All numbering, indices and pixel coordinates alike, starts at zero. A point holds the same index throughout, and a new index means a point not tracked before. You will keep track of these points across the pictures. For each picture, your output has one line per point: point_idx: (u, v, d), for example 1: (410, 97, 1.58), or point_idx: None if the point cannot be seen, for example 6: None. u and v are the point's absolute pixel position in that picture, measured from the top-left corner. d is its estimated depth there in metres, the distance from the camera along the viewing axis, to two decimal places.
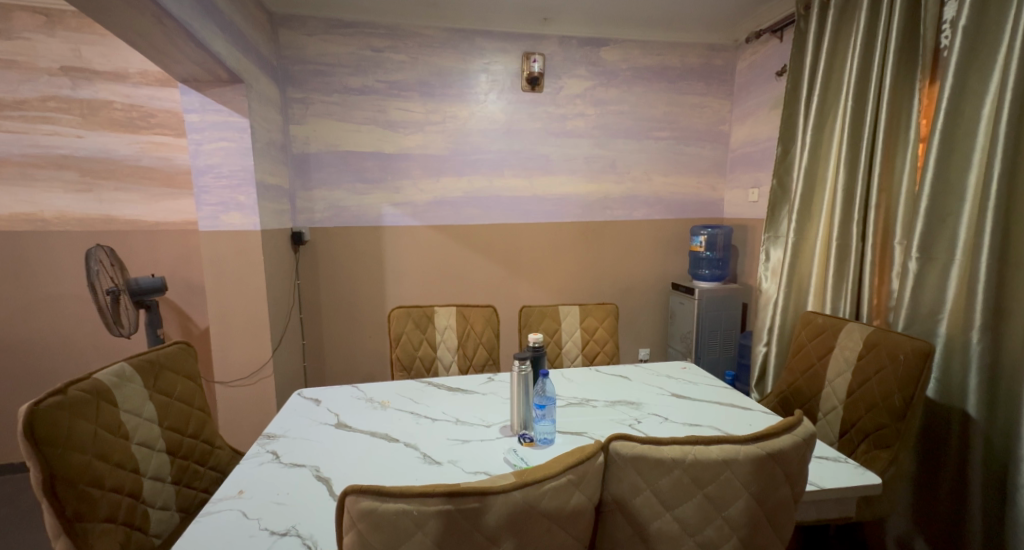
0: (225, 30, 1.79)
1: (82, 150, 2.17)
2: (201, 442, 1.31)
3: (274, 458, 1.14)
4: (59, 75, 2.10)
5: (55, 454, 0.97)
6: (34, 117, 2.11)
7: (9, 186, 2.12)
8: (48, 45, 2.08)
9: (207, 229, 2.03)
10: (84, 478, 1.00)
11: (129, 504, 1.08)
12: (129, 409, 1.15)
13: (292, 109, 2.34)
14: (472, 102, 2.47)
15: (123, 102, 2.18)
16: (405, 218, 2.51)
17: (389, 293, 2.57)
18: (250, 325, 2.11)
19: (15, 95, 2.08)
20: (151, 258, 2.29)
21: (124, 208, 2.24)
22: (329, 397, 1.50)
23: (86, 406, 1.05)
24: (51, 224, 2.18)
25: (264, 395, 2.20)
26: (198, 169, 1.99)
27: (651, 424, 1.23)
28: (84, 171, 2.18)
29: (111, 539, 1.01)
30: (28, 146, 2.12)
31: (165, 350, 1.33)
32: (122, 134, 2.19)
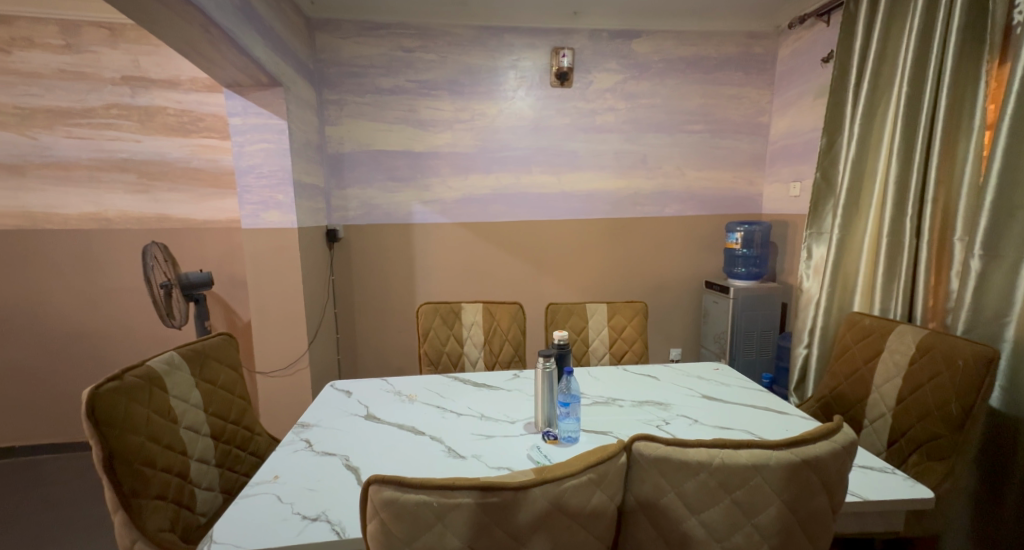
0: (266, 36, 1.86)
1: (140, 154, 2.30)
2: (243, 428, 1.37)
3: (308, 445, 1.17)
4: (121, 84, 2.24)
5: (113, 434, 1.02)
6: (99, 124, 2.25)
7: (78, 188, 2.27)
8: (112, 56, 2.21)
9: (249, 227, 2.11)
10: (138, 458, 1.05)
11: (178, 484, 1.13)
12: (178, 395, 1.21)
13: (327, 111, 2.40)
14: (501, 100, 2.47)
15: (175, 108, 2.29)
16: (434, 216, 2.54)
17: (418, 289, 2.60)
18: (287, 319, 2.19)
19: (82, 104, 2.23)
20: (198, 255, 2.41)
21: (176, 207, 2.36)
22: (360, 389, 1.53)
23: (140, 391, 1.11)
24: (114, 223, 2.32)
25: (300, 386, 2.27)
26: (241, 169, 2.06)
27: (679, 426, 1.19)
28: (141, 174, 2.31)
29: (162, 517, 1.07)
30: (93, 150, 2.26)
31: (210, 341, 1.39)
32: (174, 138, 2.31)
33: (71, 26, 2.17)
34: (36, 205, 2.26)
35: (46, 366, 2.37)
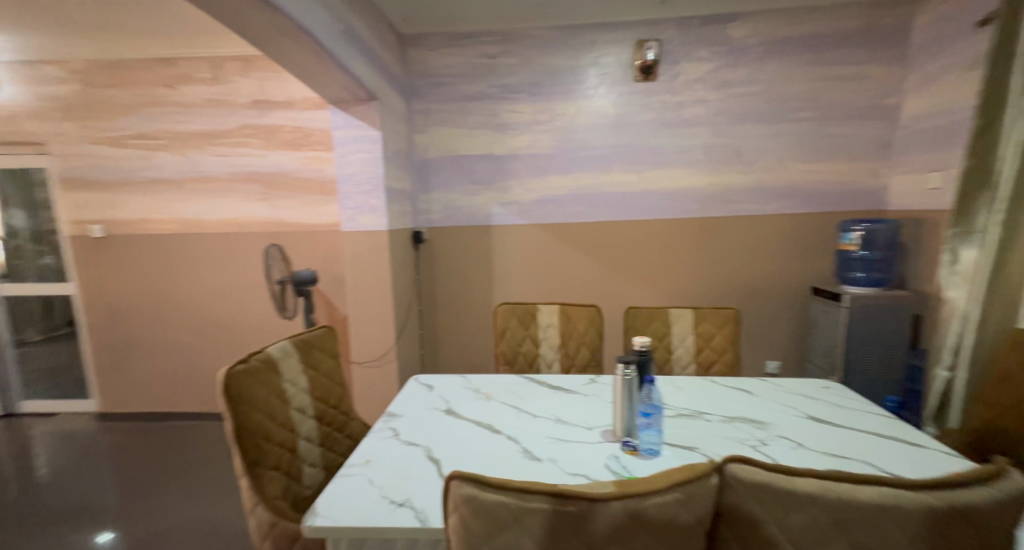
0: (365, 54, 2.00)
1: (265, 167, 2.66)
2: (341, 414, 1.47)
3: (393, 434, 1.22)
4: (250, 107, 2.60)
5: (242, 408, 1.15)
6: (235, 142, 2.65)
7: (216, 196, 2.71)
8: (246, 85, 2.60)
9: (348, 229, 2.27)
10: (259, 432, 1.17)
11: (290, 459, 1.24)
12: (291, 379, 1.32)
13: (415, 119, 2.52)
14: (580, 99, 2.42)
15: (291, 125, 2.61)
16: (512, 217, 2.55)
17: (496, 289, 2.63)
18: (378, 316, 2.34)
19: (222, 127, 2.64)
20: (307, 255, 2.69)
21: (289, 212, 2.68)
22: (441, 384, 1.57)
23: (261, 373, 1.23)
24: (244, 226, 2.74)
25: (388, 379, 2.41)
26: (341, 178, 2.23)
27: (781, 448, 1.07)
28: (264, 185, 2.67)
29: (275, 486, 1.18)
30: (229, 165, 2.67)
31: (315, 332, 1.51)
32: (290, 152, 2.63)
33: (219, 62, 2.59)
34: (188, 213, 2.75)
35: (194, 347, 2.91)
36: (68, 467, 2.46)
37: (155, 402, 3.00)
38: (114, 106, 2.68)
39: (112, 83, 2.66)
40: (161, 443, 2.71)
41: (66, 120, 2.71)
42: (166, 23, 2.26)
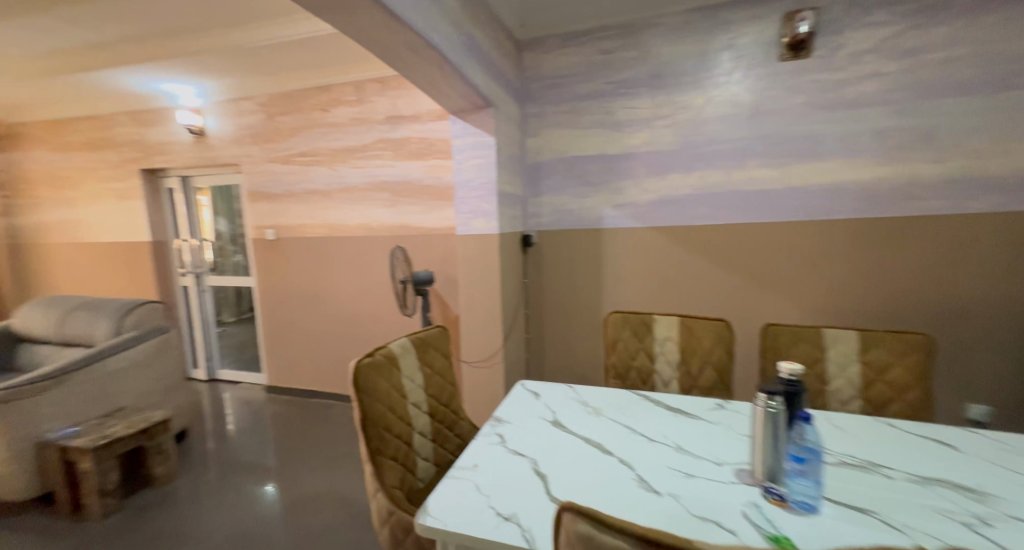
0: (481, 62, 2.07)
1: (395, 174, 3.29)
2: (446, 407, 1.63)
3: (500, 442, 1.18)
4: (384, 124, 3.28)
5: (371, 402, 1.32)
6: (371, 155, 3.34)
7: (360, 202, 3.42)
8: (381, 103, 3.27)
9: (462, 234, 2.34)
10: (382, 422, 1.34)
11: (405, 449, 1.41)
12: (408, 375, 1.50)
13: (528, 124, 2.51)
14: (709, 87, 2.20)
15: (417, 137, 3.20)
16: (627, 220, 2.41)
17: (606, 296, 2.50)
18: (486, 318, 2.38)
19: (362, 142, 3.35)
20: (428, 255, 3.26)
21: (415, 217, 3.26)
22: (548, 393, 1.50)
23: (385, 367, 1.41)
24: (376, 229, 3.43)
25: (494, 381, 2.42)
26: (458, 183, 2.31)
27: (998, 534, 0.82)
28: (392, 193, 3.32)
29: (393, 474, 1.34)
30: (368, 175, 3.37)
31: (429, 332, 1.69)
32: (416, 161, 3.22)
33: (359, 85, 3.31)
34: (337, 220, 3.53)
35: (336, 326, 3.69)
36: (250, 427, 3.36)
37: (304, 375, 3.87)
38: (286, 129, 3.55)
39: (286, 112, 3.54)
40: (306, 416, 3.53)
41: (256, 144, 3.67)
42: (322, 48, 2.92)
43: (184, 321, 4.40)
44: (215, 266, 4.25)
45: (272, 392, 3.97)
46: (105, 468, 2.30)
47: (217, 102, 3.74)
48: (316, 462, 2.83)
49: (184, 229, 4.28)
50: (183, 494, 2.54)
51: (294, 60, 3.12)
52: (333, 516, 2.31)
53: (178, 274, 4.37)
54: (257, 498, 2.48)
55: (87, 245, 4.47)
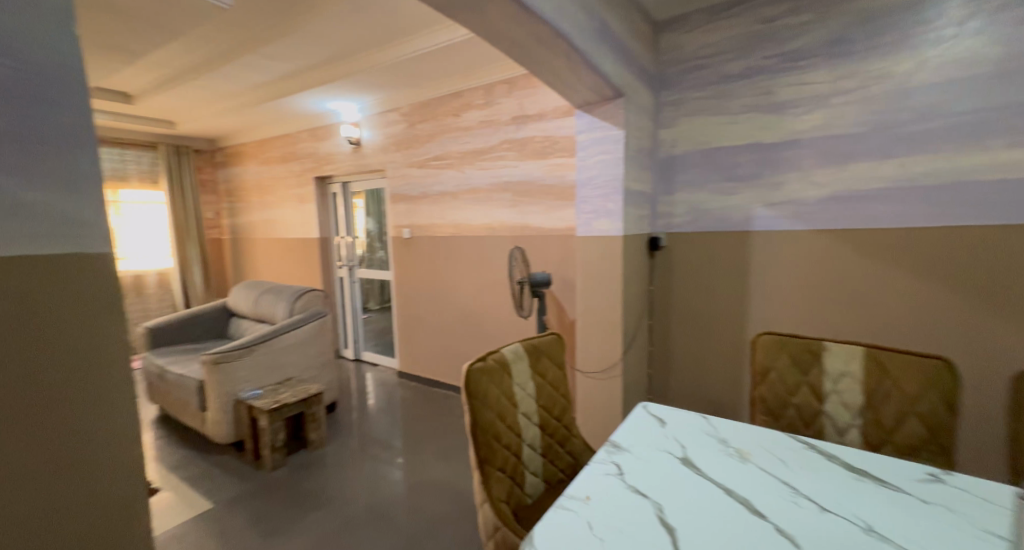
0: (615, 49, 2.00)
1: (517, 174, 3.25)
2: (554, 419, 1.75)
3: (618, 475, 1.18)
4: (510, 124, 3.24)
5: (483, 410, 1.49)
6: (496, 157, 3.35)
7: (481, 204, 3.48)
8: (508, 103, 3.24)
9: (583, 234, 2.35)
10: (491, 431, 1.50)
11: (512, 460, 1.57)
12: (518, 384, 1.64)
13: (663, 113, 2.36)
14: (923, 46, 1.78)
15: (541, 136, 3.10)
16: (784, 220, 2.11)
17: (753, 309, 2.24)
18: (604, 325, 2.35)
19: (488, 144, 3.38)
20: (548, 258, 3.18)
21: (535, 218, 3.21)
22: (673, 424, 1.48)
23: (497, 376, 1.57)
24: (496, 230, 3.44)
25: (610, 394, 2.40)
26: (581, 182, 2.33)
27: None
28: (514, 193, 3.29)
29: (500, 487, 1.49)
30: (492, 176, 3.39)
31: (543, 339, 1.81)
32: (538, 160, 3.14)
33: (490, 88, 3.33)
34: (460, 219, 3.64)
35: (455, 322, 3.82)
36: (385, 406, 3.77)
37: (426, 362, 4.12)
38: (424, 136, 3.76)
39: (424, 120, 3.75)
40: (427, 404, 3.78)
41: (398, 151, 3.98)
42: (458, 54, 3.02)
43: (338, 303, 5.04)
44: (365, 260, 4.72)
45: (401, 377, 4.36)
46: (277, 428, 2.93)
47: (372, 115, 4.13)
48: (438, 451, 3.07)
49: (342, 227, 4.87)
50: (329, 459, 3.03)
51: (434, 70, 3.30)
52: (444, 507, 2.51)
53: (336, 268, 4.98)
54: (383, 474, 2.83)
55: (276, 240, 5.36)
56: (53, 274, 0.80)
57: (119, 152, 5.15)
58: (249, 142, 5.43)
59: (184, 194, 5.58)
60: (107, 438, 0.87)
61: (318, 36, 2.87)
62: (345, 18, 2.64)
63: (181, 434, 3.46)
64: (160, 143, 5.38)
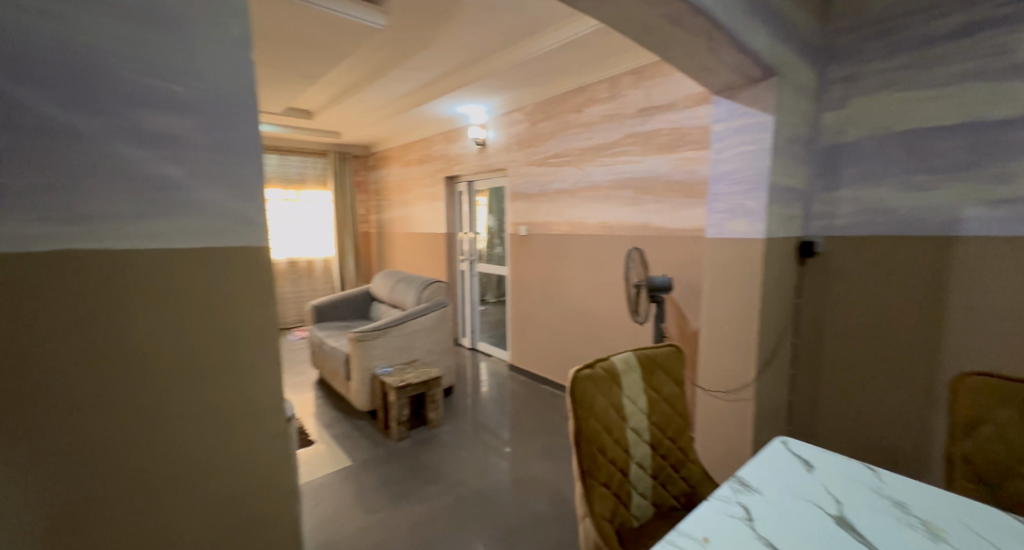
0: (768, 23, 1.84)
1: (638, 171, 3.03)
2: (668, 439, 1.61)
3: (748, 520, 1.06)
4: (635, 117, 3.01)
5: (587, 420, 1.44)
6: (618, 152, 3.14)
7: (598, 202, 3.33)
8: (635, 95, 3.01)
9: (715, 234, 2.25)
10: (595, 443, 1.44)
11: (618, 478, 1.48)
12: (630, 396, 1.55)
13: (830, 91, 2.08)
14: None
15: (669, 127, 2.83)
16: (1010, 222, 1.68)
17: (950, 332, 1.84)
18: (734, 339, 2.20)
19: (610, 139, 3.18)
20: (670, 261, 2.92)
21: (658, 217, 2.95)
22: (823, 468, 1.28)
23: (604, 385, 1.51)
24: (614, 230, 3.25)
25: (738, 417, 2.23)
26: (715, 177, 2.22)
27: None
28: (635, 190, 3.07)
29: (603, 503, 1.43)
30: (613, 173, 3.20)
31: (661, 350, 1.69)
32: (664, 155, 2.87)
33: (615, 81, 3.12)
34: (576, 217, 3.51)
35: (566, 323, 3.71)
36: (497, 394, 3.84)
37: (535, 357, 4.09)
38: (545, 134, 3.69)
39: (546, 118, 3.68)
40: (537, 400, 3.73)
41: (520, 150, 3.97)
42: (585, 49, 2.89)
43: (459, 294, 5.26)
44: (485, 256, 4.82)
45: (512, 369, 4.38)
46: (404, 404, 3.11)
47: (498, 116, 4.16)
48: (550, 443, 3.04)
49: (465, 223, 5.05)
50: (447, 440, 3.13)
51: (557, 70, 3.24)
52: (554, 509, 2.40)
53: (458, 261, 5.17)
54: (492, 463, 2.83)
55: (411, 234, 5.77)
56: (233, 280, 1.02)
57: (300, 159, 6.03)
58: (395, 148, 5.94)
59: (343, 193, 6.32)
60: (258, 415, 1.07)
61: (456, 45, 3.02)
62: (480, 28, 2.76)
63: (335, 396, 3.91)
64: (327, 150, 6.15)
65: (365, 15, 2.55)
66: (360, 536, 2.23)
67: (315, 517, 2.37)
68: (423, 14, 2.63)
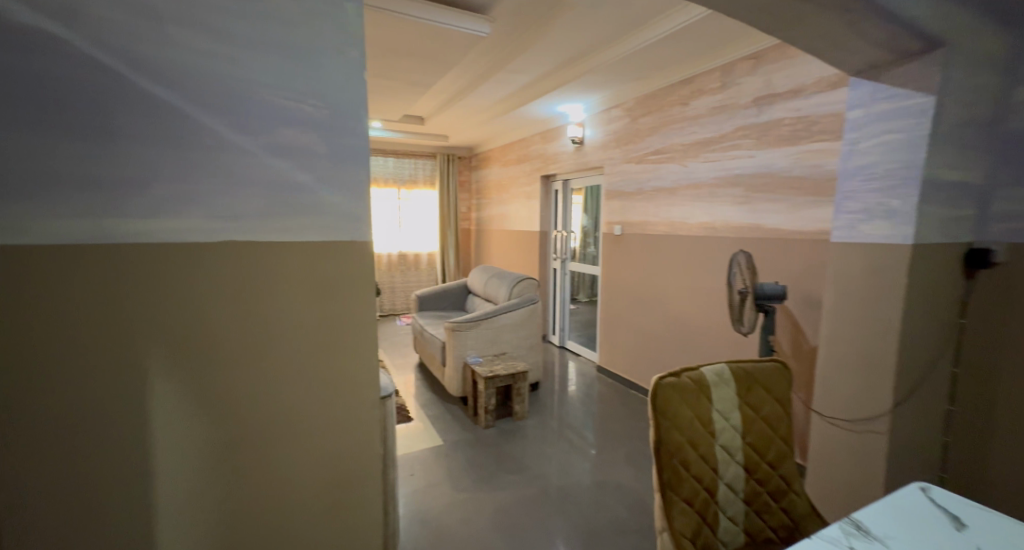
0: None
1: (750, 167, 2.73)
2: (761, 460, 1.59)
3: None
4: (750, 107, 2.71)
5: (671, 430, 1.49)
6: (728, 146, 2.85)
7: (702, 201, 3.06)
8: (751, 83, 2.70)
9: (841, 238, 1.96)
10: (678, 454, 1.48)
11: (703, 495, 1.49)
12: (719, 411, 1.57)
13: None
14: None
15: (792, 117, 2.50)
16: None
17: None
18: (865, 360, 1.89)
19: (720, 132, 2.90)
20: (786, 268, 2.58)
21: (771, 218, 2.64)
22: (976, 527, 1.06)
23: (691, 397, 1.54)
24: (718, 231, 2.96)
25: (864, 450, 1.91)
26: (847, 171, 1.93)
27: None
28: (746, 187, 2.76)
29: (685, 518, 1.45)
30: (720, 169, 2.91)
31: (760, 367, 1.68)
32: (785, 148, 2.54)
33: (728, 68, 2.83)
34: (676, 216, 3.26)
35: (659, 328, 3.48)
36: (585, 395, 3.72)
37: (624, 360, 3.90)
38: (645, 129, 3.48)
39: (647, 112, 3.46)
40: (625, 404, 3.55)
41: (618, 147, 3.79)
42: (693, 38, 2.66)
43: (550, 293, 5.20)
44: (578, 256, 4.72)
45: (599, 371, 4.23)
46: (491, 393, 3.12)
47: (597, 113, 4.01)
48: (641, 449, 2.86)
49: (559, 221, 4.98)
50: (531, 433, 3.09)
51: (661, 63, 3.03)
52: (638, 519, 2.23)
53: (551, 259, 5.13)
54: (574, 462, 2.73)
55: (506, 232, 5.83)
56: (342, 263, 1.13)
57: (412, 161, 6.42)
58: (495, 148, 6.04)
59: (449, 192, 6.57)
60: (362, 397, 1.19)
61: (557, 45, 2.95)
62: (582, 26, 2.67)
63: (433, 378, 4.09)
64: (437, 152, 6.51)
65: (464, 22, 2.64)
66: (442, 513, 2.28)
67: (403, 489, 2.47)
68: (527, 12, 2.62)
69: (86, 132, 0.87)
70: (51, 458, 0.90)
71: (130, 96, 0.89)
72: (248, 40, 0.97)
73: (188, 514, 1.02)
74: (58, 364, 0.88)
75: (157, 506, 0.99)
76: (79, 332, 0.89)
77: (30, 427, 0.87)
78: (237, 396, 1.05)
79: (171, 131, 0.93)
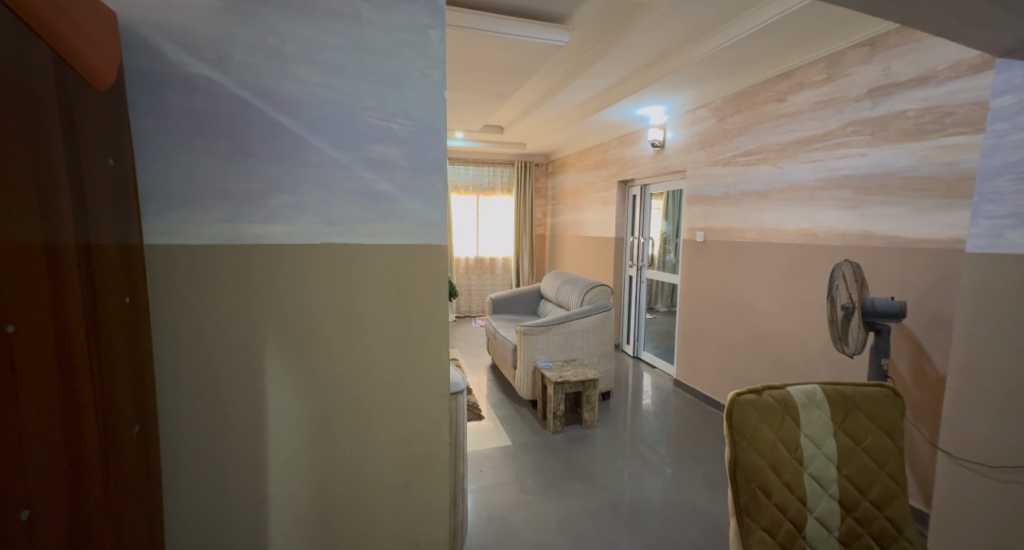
0: None
1: (862, 167, 2.40)
2: (865, 500, 1.36)
3: None
4: (864, 99, 2.38)
5: (749, 450, 1.36)
6: (834, 144, 2.54)
7: (800, 205, 2.75)
8: (864, 73, 2.37)
9: (982, 248, 1.65)
10: (756, 478, 1.34)
11: (789, 529, 1.31)
12: (809, 435, 1.40)
13: None
14: None
15: (917, 108, 2.16)
16: None
17: None
18: (1015, 395, 1.56)
19: (824, 129, 2.59)
20: (906, 282, 2.23)
21: (887, 224, 2.30)
22: None
23: (773, 415, 1.40)
24: (820, 238, 2.64)
25: (1013, 500, 1.58)
26: (991, 171, 1.63)
27: None
28: (857, 190, 2.43)
29: None
30: (824, 170, 2.60)
31: (864, 391, 1.48)
32: (908, 144, 2.19)
33: (837, 58, 2.51)
34: (769, 222, 2.97)
35: (747, 344, 3.18)
36: (661, 409, 3.50)
37: (705, 376, 3.62)
38: (734, 130, 3.21)
39: (738, 111, 3.19)
40: (705, 423, 3.28)
41: (702, 149, 3.54)
42: (792, 29, 2.40)
43: (625, 301, 5.00)
44: (656, 263, 4.48)
45: (677, 386, 3.96)
46: (561, 399, 3.03)
47: (680, 114, 3.77)
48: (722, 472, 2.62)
49: (637, 227, 4.76)
50: (600, 443, 2.95)
51: (754, 57, 2.77)
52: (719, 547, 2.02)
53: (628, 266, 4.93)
54: (646, 478, 2.55)
55: (581, 238, 5.69)
56: (419, 266, 1.25)
57: (491, 169, 6.48)
58: (573, 154, 5.92)
59: (526, 198, 6.56)
60: (438, 388, 1.31)
61: (637, 47, 2.82)
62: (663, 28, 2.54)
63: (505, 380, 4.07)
64: (515, 159, 6.53)
65: (543, 34, 2.60)
66: (508, 512, 2.24)
67: (474, 484, 2.46)
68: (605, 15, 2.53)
69: (230, 156, 1.08)
70: (200, 418, 1.11)
71: (260, 124, 1.09)
72: (351, 72, 1.15)
73: (291, 478, 1.20)
74: (203, 340, 1.10)
75: (267, 466, 1.18)
76: (220, 302, 1.10)
77: (183, 380, 1.09)
78: (329, 380, 1.20)
79: (287, 152, 1.12)
